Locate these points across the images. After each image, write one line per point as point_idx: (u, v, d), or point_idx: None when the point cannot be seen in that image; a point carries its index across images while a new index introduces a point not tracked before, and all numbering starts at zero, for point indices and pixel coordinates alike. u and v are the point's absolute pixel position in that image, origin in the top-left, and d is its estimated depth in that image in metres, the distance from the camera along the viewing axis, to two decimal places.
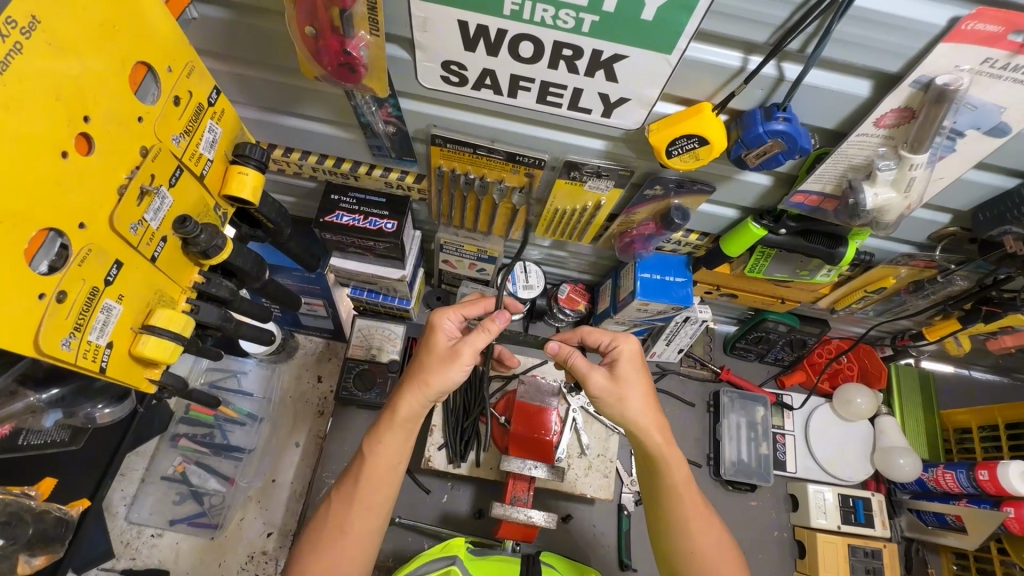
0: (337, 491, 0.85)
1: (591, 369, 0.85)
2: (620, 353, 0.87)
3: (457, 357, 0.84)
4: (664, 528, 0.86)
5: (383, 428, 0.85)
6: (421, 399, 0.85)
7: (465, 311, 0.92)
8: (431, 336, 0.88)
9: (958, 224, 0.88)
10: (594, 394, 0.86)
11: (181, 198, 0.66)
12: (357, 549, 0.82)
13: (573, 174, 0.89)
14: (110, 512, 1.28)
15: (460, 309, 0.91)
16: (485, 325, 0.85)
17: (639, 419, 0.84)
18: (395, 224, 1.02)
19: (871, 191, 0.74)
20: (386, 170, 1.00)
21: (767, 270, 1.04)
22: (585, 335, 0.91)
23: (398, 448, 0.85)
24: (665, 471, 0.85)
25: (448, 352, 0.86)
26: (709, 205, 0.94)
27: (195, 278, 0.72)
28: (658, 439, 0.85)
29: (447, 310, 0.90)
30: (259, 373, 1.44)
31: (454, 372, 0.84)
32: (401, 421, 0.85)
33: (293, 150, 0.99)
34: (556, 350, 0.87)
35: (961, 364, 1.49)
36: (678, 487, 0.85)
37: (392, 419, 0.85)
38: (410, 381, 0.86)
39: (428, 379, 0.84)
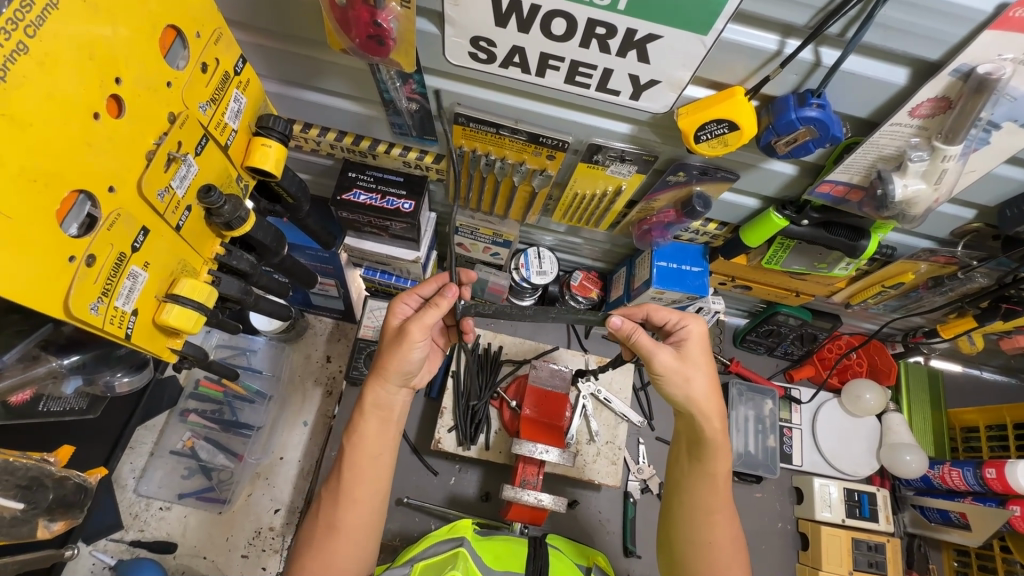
0: (325, 491, 0.85)
1: (656, 348, 0.82)
2: (690, 333, 0.85)
3: (407, 337, 0.83)
4: (685, 514, 0.87)
5: (356, 417, 0.86)
6: (385, 385, 0.86)
7: (420, 293, 0.91)
8: (386, 322, 0.90)
9: (982, 220, 0.87)
10: (658, 371, 0.83)
11: (206, 167, 0.65)
12: (355, 541, 0.82)
13: (596, 157, 0.88)
14: (119, 484, 1.29)
15: (414, 292, 0.91)
16: (434, 301, 0.82)
17: (700, 402, 0.83)
18: (412, 204, 1.01)
19: (900, 182, 0.73)
20: (405, 149, 1.00)
21: (785, 261, 1.03)
22: (651, 312, 0.88)
23: (373, 439, 0.85)
24: (709, 459, 0.85)
25: (398, 333, 0.85)
26: (731, 194, 0.93)
27: (216, 250, 0.72)
28: (715, 424, 0.84)
29: (403, 296, 0.90)
30: (268, 351, 1.45)
31: (407, 352, 0.83)
32: (370, 409, 0.86)
33: (311, 126, 0.98)
34: (619, 325, 0.82)
35: (971, 364, 1.49)
36: (717, 477, 0.86)
37: (361, 406, 0.86)
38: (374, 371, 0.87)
39: (385, 365, 0.84)
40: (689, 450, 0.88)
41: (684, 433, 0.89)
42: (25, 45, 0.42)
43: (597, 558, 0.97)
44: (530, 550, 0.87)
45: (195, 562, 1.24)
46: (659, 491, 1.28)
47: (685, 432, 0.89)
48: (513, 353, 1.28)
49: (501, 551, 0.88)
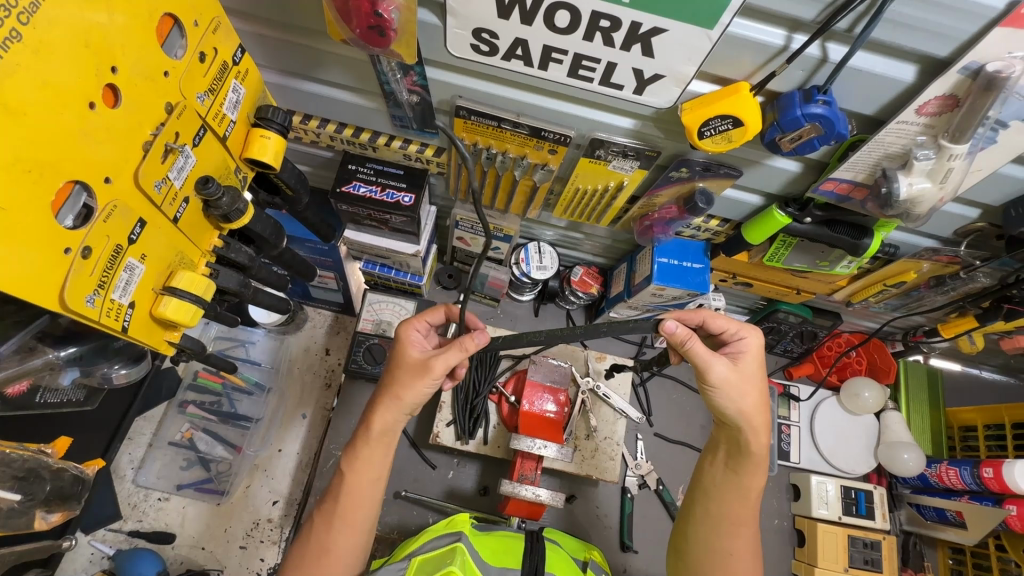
0: (319, 512, 0.85)
1: (715, 358, 0.79)
2: (748, 346, 0.83)
3: (429, 372, 0.81)
4: (709, 521, 0.87)
5: (361, 444, 0.84)
6: (395, 413, 0.82)
7: (427, 318, 0.91)
8: (399, 348, 0.86)
9: (987, 220, 0.86)
10: (713, 381, 0.80)
11: (205, 158, 0.64)
12: (345, 564, 0.82)
13: (599, 152, 0.87)
14: (118, 475, 1.29)
15: (422, 317, 0.90)
16: (463, 342, 0.79)
17: (750, 416, 0.82)
18: (412, 197, 1.01)
19: (906, 181, 0.72)
20: (406, 142, 0.99)
21: (786, 259, 1.03)
22: (708, 319, 0.84)
23: (376, 465, 0.84)
24: (749, 474, 0.85)
25: (418, 365, 0.82)
26: (733, 190, 0.93)
27: (214, 242, 0.71)
28: (761, 439, 0.84)
29: (412, 321, 0.88)
30: (267, 344, 1.45)
31: (424, 386, 0.81)
32: (377, 437, 0.83)
33: (311, 118, 0.97)
34: (673, 331, 0.77)
35: (970, 363, 1.49)
36: (750, 491, 0.86)
37: (368, 436, 0.83)
38: (384, 393, 0.83)
39: (400, 394, 0.81)
40: (729, 462, 0.87)
41: (725, 443, 0.88)
42: (18, 33, 0.41)
43: (593, 552, 0.97)
44: (527, 544, 0.87)
45: (193, 552, 1.25)
46: (656, 486, 1.28)
47: (728, 441, 0.87)
48: (512, 348, 1.27)
49: (500, 545, 0.88)
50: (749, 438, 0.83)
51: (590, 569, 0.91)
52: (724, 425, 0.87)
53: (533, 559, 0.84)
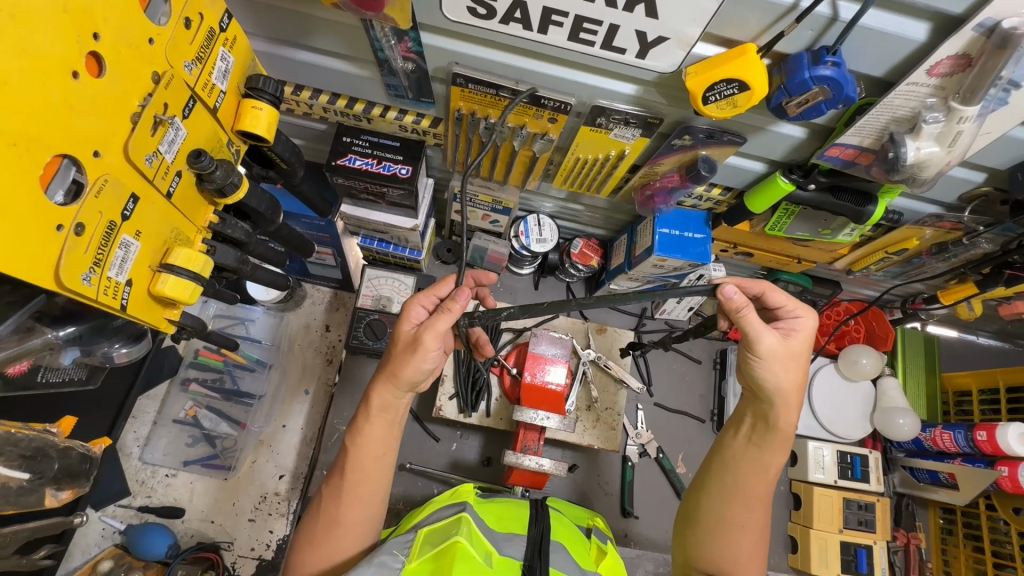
0: (326, 486, 0.85)
1: (765, 330, 0.80)
2: (801, 325, 0.84)
3: (419, 345, 0.81)
4: (721, 494, 0.88)
5: (362, 420, 0.84)
6: (393, 390, 0.83)
7: (435, 293, 0.89)
8: (398, 326, 0.86)
9: (992, 184, 0.85)
10: (759, 352, 0.82)
11: (195, 130, 0.62)
12: (356, 536, 0.83)
13: (600, 120, 0.85)
14: (124, 452, 1.31)
15: (430, 293, 0.88)
16: (447, 305, 0.80)
17: (786, 393, 0.83)
18: (409, 169, 1.00)
19: (913, 145, 0.71)
20: (401, 112, 0.96)
21: (789, 228, 1.02)
22: (768, 291, 0.85)
23: (380, 440, 0.84)
24: (770, 450, 0.86)
25: (410, 341, 0.82)
26: (737, 157, 0.91)
27: (209, 218, 0.69)
28: (791, 416, 0.85)
29: (417, 296, 0.87)
30: (267, 321, 1.45)
31: (419, 360, 0.81)
32: (378, 413, 0.84)
33: (303, 88, 0.94)
34: (730, 296, 0.79)
35: (966, 330, 1.51)
36: (770, 468, 0.87)
37: (368, 410, 0.84)
38: (383, 371, 0.84)
39: (397, 370, 0.82)
40: (753, 434, 0.88)
41: (753, 415, 0.88)
42: None
43: (596, 519, 1.00)
44: (532, 512, 0.88)
45: (203, 525, 1.29)
46: (656, 455, 1.30)
47: (755, 414, 0.88)
48: (513, 321, 1.27)
49: (504, 512, 0.90)
50: (778, 415, 0.85)
51: (594, 535, 0.93)
52: (756, 399, 0.87)
53: (540, 523, 0.85)
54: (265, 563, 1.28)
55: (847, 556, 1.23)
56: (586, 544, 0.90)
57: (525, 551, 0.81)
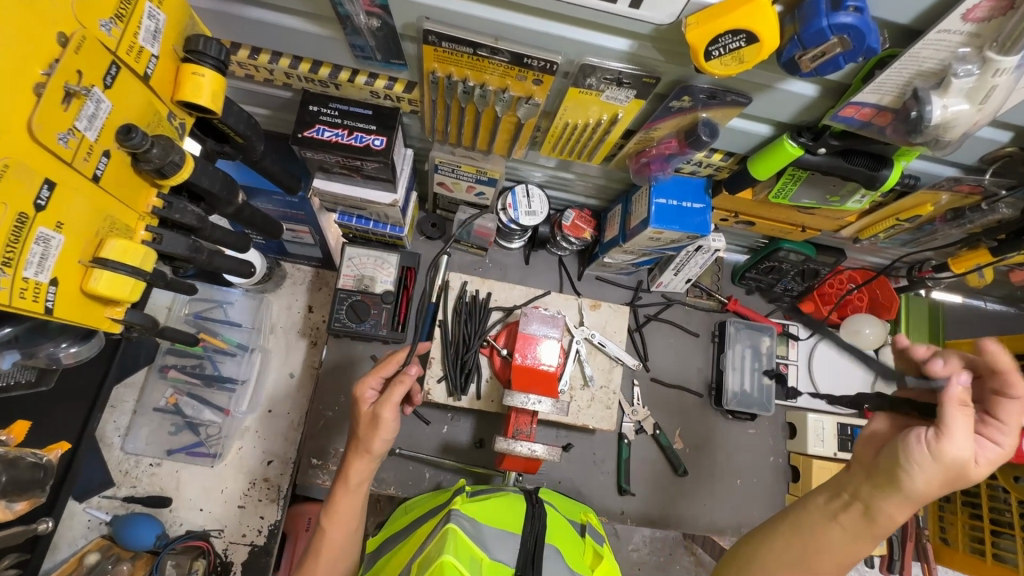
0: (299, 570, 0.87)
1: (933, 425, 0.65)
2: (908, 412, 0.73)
3: (380, 422, 0.83)
4: (788, 562, 0.74)
5: (337, 498, 0.86)
6: (368, 461, 0.85)
7: (382, 372, 0.88)
8: (356, 408, 0.88)
9: (1018, 144, 0.78)
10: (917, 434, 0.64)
11: (122, 102, 0.54)
12: None
13: (589, 80, 0.77)
14: (105, 443, 1.27)
15: (377, 373, 0.88)
16: (399, 377, 0.84)
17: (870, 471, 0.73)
18: (383, 140, 0.91)
19: (939, 103, 0.63)
20: (372, 76, 0.87)
21: (794, 195, 0.95)
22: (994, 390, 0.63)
23: (347, 515, 0.86)
24: (859, 543, 0.70)
25: (370, 419, 0.84)
26: (740, 120, 0.83)
27: (154, 203, 0.62)
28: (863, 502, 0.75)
29: (366, 379, 0.88)
30: (246, 303, 1.38)
31: (384, 434, 0.84)
32: (354, 487, 0.86)
33: (261, 51, 0.85)
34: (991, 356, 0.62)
35: (971, 295, 1.46)
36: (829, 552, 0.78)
37: (347, 486, 0.86)
38: (353, 448, 0.86)
39: (369, 447, 0.84)
40: (847, 522, 0.70)
41: (855, 498, 0.70)
42: None
43: (589, 515, 1.00)
44: (528, 508, 0.86)
45: (192, 514, 1.26)
46: (653, 431, 1.27)
47: (857, 493, 0.70)
48: (503, 300, 1.21)
49: (499, 504, 0.87)
50: (885, 503, 0.67)
51: (589, 535, 0.94)
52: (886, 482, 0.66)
53: (533, 528, 0.83)
54: (258, 548, 1.26)
55: None
56: (581, 547, 0.91)
57: (518, 560, 0.80)
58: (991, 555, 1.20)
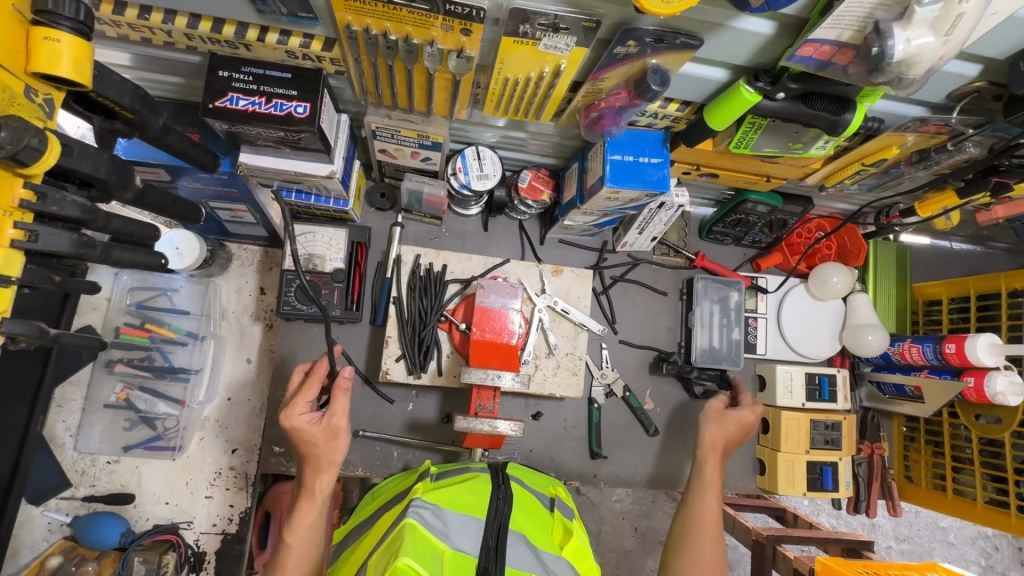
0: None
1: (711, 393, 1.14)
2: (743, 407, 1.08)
3: (338, 431, 0.82)
4: (680, 523, 0.94)
5: (301, 510, 0.80)
6: (330, 473, 0.82)
7: (307, 397, 0.83)
8: (296, 433, 0.80)
9: (987, 78, 0.73)
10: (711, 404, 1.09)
11: None
12: None
13: (523, 28, 0.69)
14: (56, 443, 1.21)
15: (303, 397, 0.83)
16: (341, 385, 0.83)
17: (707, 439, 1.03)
18: (306, 107, 0.82)
19: (902, 37, 0.57)
20: (284, 34, 0.78)
21: (755, 144, 0.89)
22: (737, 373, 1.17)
23: (314, 523, 0.81)
24: (705, 467, 1.00)
25: (326, 432, 0.81)
26: (692, 64, 0.76)
27: (22, 195, 0.54)
28: (713, 454, 1.01)
29: (293, 405, 0.82)
30: (192, 289, 1.28)
31: (343, 442, 0.83)
32: (318, 496, 0.81)
33: (152, 10, 0.74)
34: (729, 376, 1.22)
35: (940, 236, 1.44)
36: (709, 492, 0.97)
37: (311, 495, 0.81)
38: (308, 465, 0.81)
39: (332, 458, 0.82)
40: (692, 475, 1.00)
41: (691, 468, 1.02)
42: None
43: (557, 489, 1.01)
44: (494, 490, 0.86)
45: (158, 508, 1.23)
46: (623, 394, 1.26)
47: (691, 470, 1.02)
48: (460, 271, 1.16)
49: (467, 491, 0.86)
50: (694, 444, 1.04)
51: (557, 510, 0.94)
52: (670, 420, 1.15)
53: (498, 516, 0.81)
54: (230, 537, 1.25)
55: (813, 475, 1.24)
56: (550, 523, 0.91)
57: (481, 548, 0.78)
58: (951, 491, 1.23)
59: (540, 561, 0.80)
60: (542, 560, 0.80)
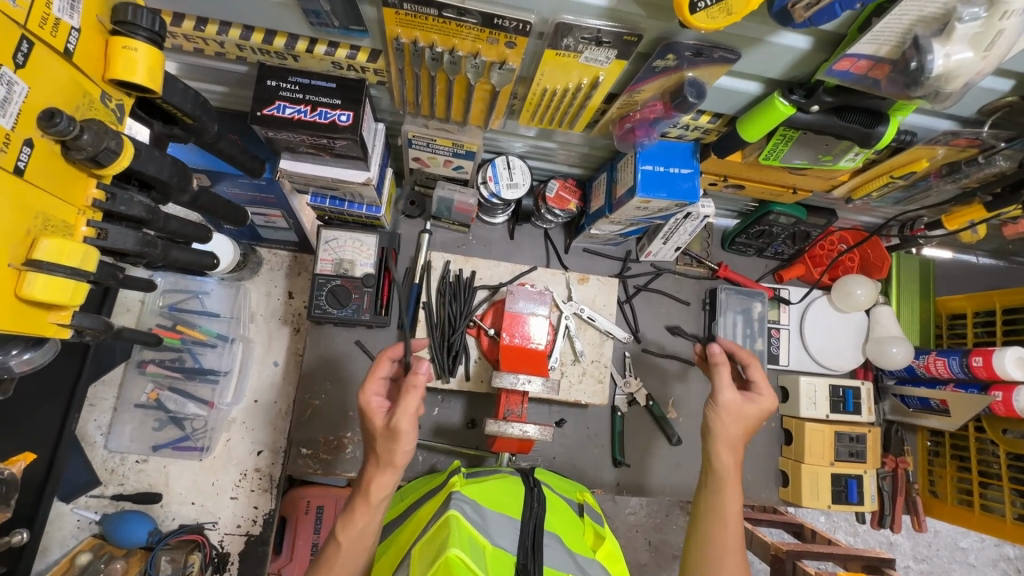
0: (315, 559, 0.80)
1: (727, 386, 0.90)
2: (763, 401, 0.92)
3: (399, 433, 0.76)
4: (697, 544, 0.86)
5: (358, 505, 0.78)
6: (391, 474, 0.78)
7: (379, 377, 0.84)
8: (368, 419, 0.81)
9: (1019, 93, 0.74)
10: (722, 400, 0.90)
11: (41, 85, 0.50)
12: None
13: (566, 41, 0.71)
14: (88, 442, 1.24)
15: (375, 378, 0.84)
16: (410, 383, 0.76)
17: (725, 444, 0.89)
18: (350, 115, 0.85)
19: (942, 52, 0.59)
20: (332, 46, 0.81)
21: (785, 156, 0.91)
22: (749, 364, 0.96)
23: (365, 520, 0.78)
24: (725, 493, 0.88)
25: (386, 430, 0.77)
26: (728, 78, 0.78)
27: (95, 195, 0.57)
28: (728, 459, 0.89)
29: (368, 386, 0.83)
30: (223, 293, 1.32)
31: (405, 445, 0.77)
32: (376, 500, 0.78)
33: (208, 22, 0.78)
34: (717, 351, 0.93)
35: (962, 250, 1.44)
36: (728, 516, 0.86)
37: (367, 495, 0.78)
38: (374, 459, 0.79)
39: (392, 460, 0.77)
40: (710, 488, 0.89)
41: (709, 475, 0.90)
42: None
43: (585, 495, 1.02)
44: (527, 492, 0.86)
45: (184, 508, 1.25)
46: (646, 403, 1.26)
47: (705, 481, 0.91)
48: (488, 278, 1.18)
49: (497, 489, 0.87)
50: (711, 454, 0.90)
51: (587, 515, 0.95)
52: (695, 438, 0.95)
53: (532, 515, 0.82)
54: (253, 538, 1.26)
55: (838, 487, 1.23)
56: (581, 528, 0.92)
57: (518, 547, 0.79)
58: (979, 506, 1.22)
59: (576, 563, 0.81)
60: (577, 562, 0.82)
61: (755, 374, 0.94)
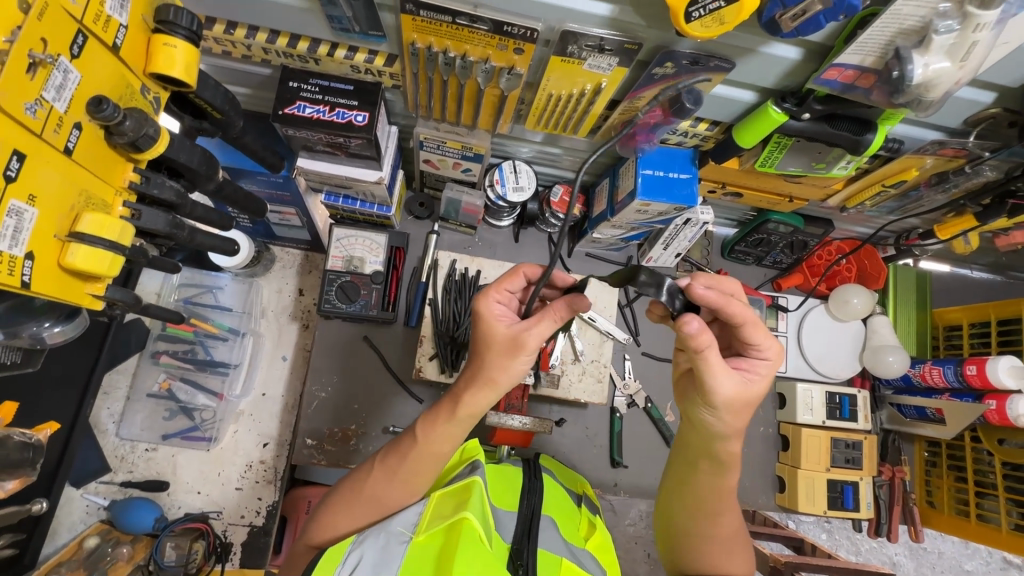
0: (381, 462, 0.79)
1: (723, 373, 0.68)
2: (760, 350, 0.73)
3: (520, 348, 0.70)
4: (687, 508, 0.82)
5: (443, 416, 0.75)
6: (489, 394, 0.73)
7: (508, 287, 0.77)
8: (483, 325, 0.73)
9: (1001, 105, 0.78)
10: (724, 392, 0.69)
11: (92, 75, 0.55)
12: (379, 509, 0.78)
13: (571, 47, 0.76)
14: (100, 429, 1.27)
15: (503, 287, 0.76)
16: (554, 309, 0.70)
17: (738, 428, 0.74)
18: (365, 116, 0.90)
19: (921, 62, 0.63)
20: (352, 50, 0.86)
21: (780, 164, 0.95)
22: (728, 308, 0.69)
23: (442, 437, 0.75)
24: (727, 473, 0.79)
25: (509, 343, 0.70)
26: (724, 86, 0.82)
27: (131, 177, 0.62)
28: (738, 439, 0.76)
29: (494, 292, 0.75)
30: (235, 288, 1.37)
31: (518, 365, 0.71)
32: (463, 416, 0.74)
33: (237, 26, 0.83)
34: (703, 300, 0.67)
35: (959, 264, 1.47)
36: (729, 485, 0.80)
37: (454, 410, 0.74)
38: (473, 372, 0.74)
39: (494, 376, 0.71)
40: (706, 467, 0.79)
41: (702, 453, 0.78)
42: None
43: (585, 488, 1.05)
44: (525, 484, 0.89)
45: (190, 497, 1.27)
46: (645, 405, 1.29)
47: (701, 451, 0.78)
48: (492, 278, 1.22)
49: (499, 485, 0.90)
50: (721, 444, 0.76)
51: (583, 505, 0.98)
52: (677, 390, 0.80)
53: (529, 505, 0.84)
54: (256, 529, 1.28)
55: (834, 493, 1.25)
56: (577, 517, 0.94)
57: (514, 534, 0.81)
58: (975, 516, 1.23)
59: (571, 552, 0.82)
60: (571, 549, 0.83)
61: (740, 314, 0.70)
